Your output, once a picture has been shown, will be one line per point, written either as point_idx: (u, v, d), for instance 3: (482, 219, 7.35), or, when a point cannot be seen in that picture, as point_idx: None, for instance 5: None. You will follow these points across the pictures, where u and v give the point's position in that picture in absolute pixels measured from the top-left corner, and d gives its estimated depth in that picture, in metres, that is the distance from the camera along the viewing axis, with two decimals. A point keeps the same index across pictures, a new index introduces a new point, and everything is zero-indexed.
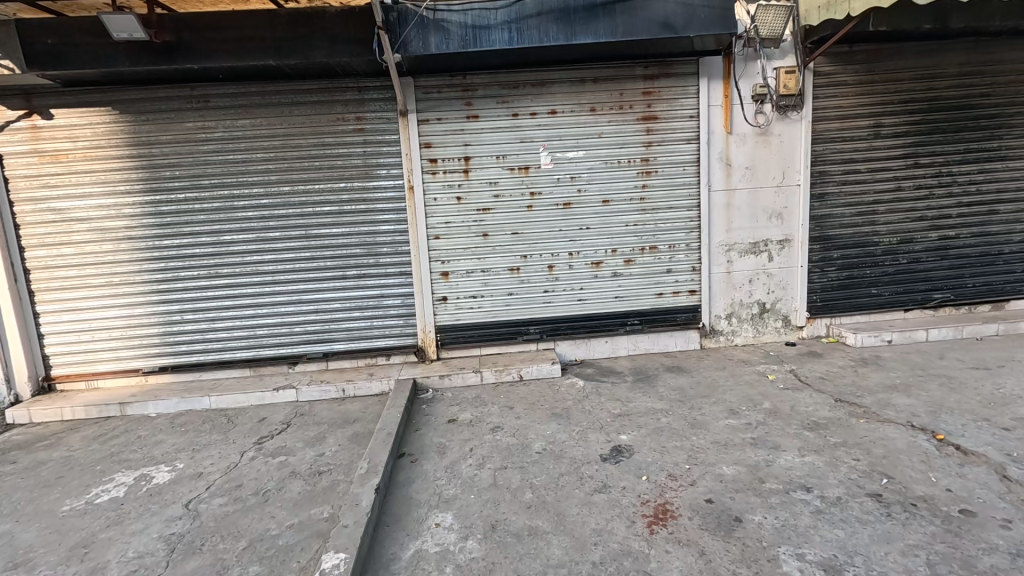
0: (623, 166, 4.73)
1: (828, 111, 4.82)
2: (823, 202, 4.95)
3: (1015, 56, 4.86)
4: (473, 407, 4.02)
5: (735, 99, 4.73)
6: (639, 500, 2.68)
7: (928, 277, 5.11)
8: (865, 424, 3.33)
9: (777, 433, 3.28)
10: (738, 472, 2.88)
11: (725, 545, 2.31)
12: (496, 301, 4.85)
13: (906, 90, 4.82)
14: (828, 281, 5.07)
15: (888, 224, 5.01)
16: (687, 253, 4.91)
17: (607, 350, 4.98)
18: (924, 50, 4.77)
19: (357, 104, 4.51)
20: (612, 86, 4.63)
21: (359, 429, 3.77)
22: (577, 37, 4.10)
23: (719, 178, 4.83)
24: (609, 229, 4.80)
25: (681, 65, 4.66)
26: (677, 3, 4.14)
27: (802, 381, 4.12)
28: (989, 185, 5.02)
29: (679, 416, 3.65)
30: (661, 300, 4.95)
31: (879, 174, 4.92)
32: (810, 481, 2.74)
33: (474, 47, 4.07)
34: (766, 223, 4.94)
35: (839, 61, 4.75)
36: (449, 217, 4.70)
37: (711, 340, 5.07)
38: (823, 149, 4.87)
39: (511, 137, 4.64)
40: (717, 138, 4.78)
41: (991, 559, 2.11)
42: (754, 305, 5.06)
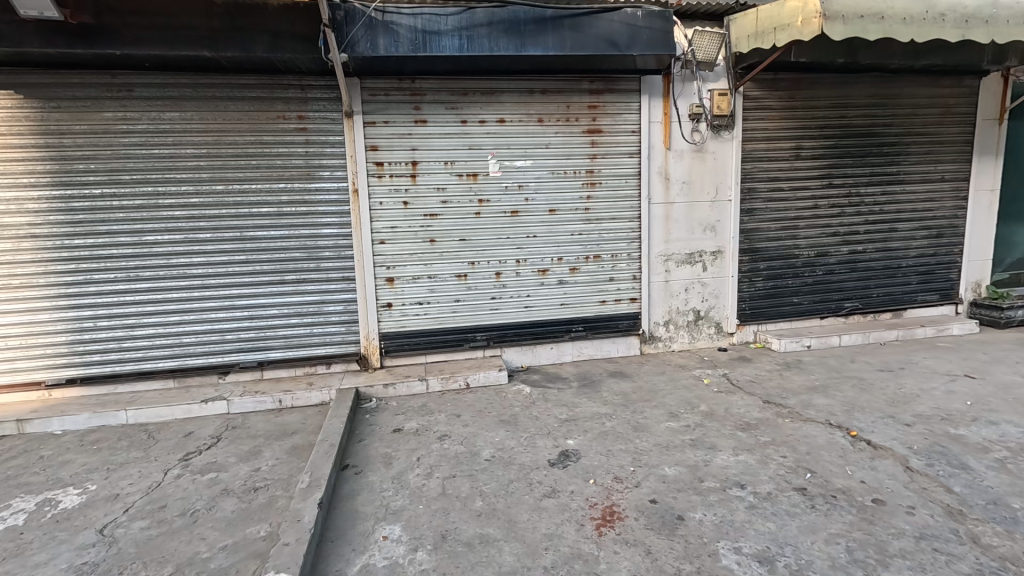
0: (569, 176, 4.85)
1: (755, 133, 5.19)
2: (751, 216, 5.31)
3: (911, 91, 5.46)
4: (419, 416, 3.94)
5: (674, 117, 4.99)
6: (587, 503, 2.74)
7: (841, 287, 5.60)
8: (790, 423, 3.58)
9: (713, 434, 3.46)
10: (679, 472, 3.01)
11: (669, 543, 2.40)
12: (443, 308, 4.80)
13: (822, 116, 5.28)
14: (755, 290, 5.43)
15: (807, 238, 5.45)
16: (629, 262, 5.09)
17: (552, 357, 5.05)
18: (838, 81, 5.26)
19: (299, 102, 4.34)
20: (559, 98, 4.75)
21: (298, 441, 3.59)
22: (526, 49, 4.18)
23: (658, 191, 5.07)
24: (555, 238, 4.90)
25: (625, 82, 4.85)
26: (621, 23, 4.32)
27: (734, 384, 4.38)
28: (891, 206, 5.59)
29: (622, 420, 3.76)
30: (604, 307, 5.10)
31: (800, 192, 5.36)
32: (744, 478, 2.91)
33: (424, 52, 4.06)
34: (701, 235, 5.23)
35: (765, 87, 5.13)
36: (395, 222, 4.61)
37: (650, 346, 5.27)
38: (752, 168, 5.23)
39: (459, 143, 4.63)
40: (657, 153, 5.01)
41: (900, 543, 2.34)
42: (689, 312, 5.33)
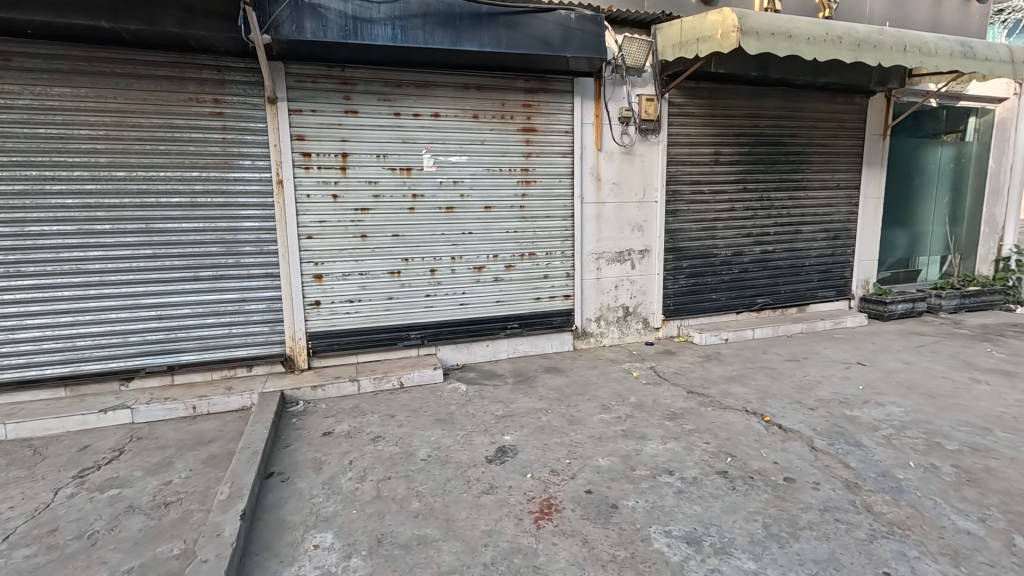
0: (504, 174, 4.87)
1: (679, 138, 5.47)
2: (675, 217, 5.60)
3: (813, 105, 6.00)
4: (351, 418, 3.78)
5: (605, 119, 5.15)
6: (525, 497, 2.76)
7: (754, 284, 6.05)
8: (712, 411, 3.82)
9: (643, 425, 3.61)
10: (613, 462, 3.11)
11: (605, 531, 2.47)
12: (375, 306, 4.64)
13: (738, 125, 5.67)
14: (679, 288, 5.74)
15: (725, 238, 5.83)
16: (563, 260, 5.19)
17: (488, 354, 5.05)
18: (751, 93, 5.67)
19: (215, 84, 4.01)
20: (495, 95, 4.75)
21: (215, 450, 3.32)
22: (462, 43, 4.14)
23: (590, 192, 5.21)
24: (490, 235, 4.89)
25: (559, 83, 4.94)
26: (556, 24, 4.40)
27: (661, 376, 4.60)
28: (796, 210, 6.12)
29: (557, 414, 3.83)
30: (539, 304, 5.17)
31: (718, 195, 5.72)
32: (671, 465, 3.06)
33: (355, 40, 3.89)
34: (630, 235, 5.44)
35: (688, 95, 5.42)
36: (324, 215, 4.40)
37: (583, 342, 5.41)
38: (676, 171, 5.52)
39: (392, 136, 4.50)
40: (589, 153, 5.15)
41: (809, 516, 2.55)
42: (619, 309, 5.52)
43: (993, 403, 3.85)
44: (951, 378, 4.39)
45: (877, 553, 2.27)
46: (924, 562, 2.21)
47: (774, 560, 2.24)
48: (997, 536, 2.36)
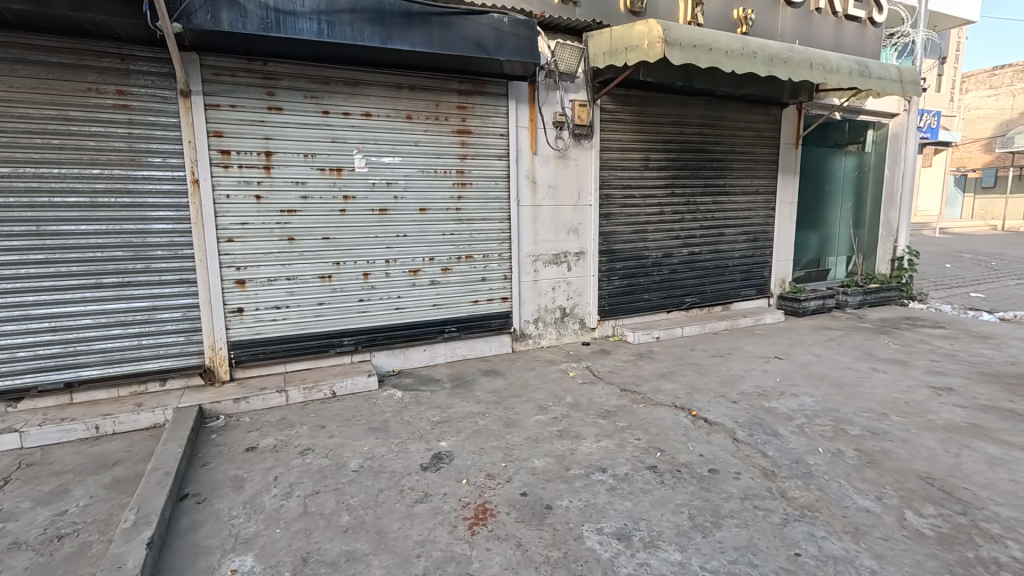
0: (439, 175, 4.80)
1: (611, 143, 5.64)
2: (609, 220, 5.76)
3: (734, 115, 6.37)
4: (278, 431, 3.59)
5: (539, 123, 5.21)
6: (459, 504, 2.72)
7: (683, 284, 6.34)
8: (643, 407, 3.96)
9: (578, 424, 3.67)
10: (548, 463, 3.13)
11: (539, 533, 2.48)
12: (304, 312, 4.43)
13: (666, 132, 5.92)
14: (613, 288, 5.91)
15: (655, 240, 6.06)
16: (500, 262, 5.20)
17: (425, 359, 4.97)
18: (678, 101, 5.93)
19: (118, 74, 3.69)
20: (428, 96, 4.68)
21: (121, 474, 3.04)
22: (393, 42, 4.04)
23: (526, 195, 5.25)
24: (426, 237, 4.81)
25: (493, 85, 4.95)
26: (488, 27, 4.41)
27: (596, 375, 4.71)
28: (720, 214, 6.47)
29: (494, 417, 3.83)
30: (476, 307, 5.14)
31: (649, 199, 5.95)
32: (604, 463, 3.13)
33: (277, 33, 3.70)
34: (565, 237, 5.53)
35: (618, 101, 5.60)
36: (246, 217, 4.15)
37: (522, 344, 5.44)
38: (608, 175, 5.67)
39: (320, 136, 4.32)
40: (524, 157, 5.19)
41: (730, 505, 2.69)
42: (556, 310, 5.60)
43: (889, 390, 4.24)
44: (855, 369, 4.79)
45: (790, 535, 2.43)
46: (830, 541, 2.38)
47: (698, 550, 2.34)
48: (892, 512, 2.59)
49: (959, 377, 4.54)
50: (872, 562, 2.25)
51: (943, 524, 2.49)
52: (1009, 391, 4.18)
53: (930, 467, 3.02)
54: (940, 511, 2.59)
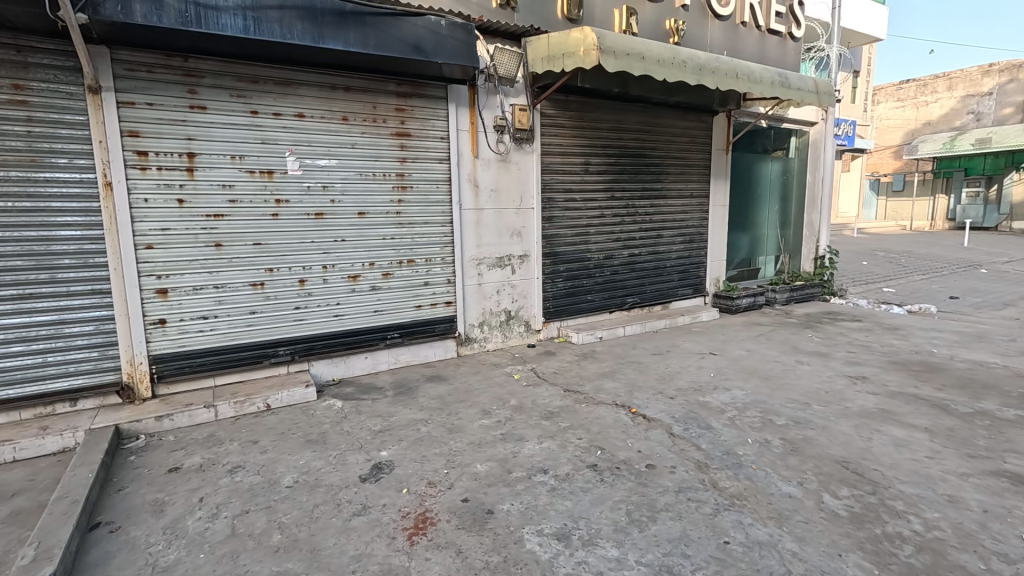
0: (378, 179, 4.70)
1: (551, 147, 5.72)
2: (551, 223, 5.84)
3: (668, 121, 6.62)
4: (205, 448, 3.38)
5: (480, 127, 5.22)
6: (399, 514, 2.66)
7: (624, 285, 6.52)
8: (585, 407, 4.03)
9: (521, 427, 3.69)
10: (491, 467, 3.13)
11: (480, 538, 2.47)
12: (235, 322, 4.21)
13: (605, 137, 6.07)
14: (557, 290, 5.99)
15: (597, 243, 6.20)
16: (443, 266, 5.15)
17: (367, 366, 4.84)
18: (615, 108, 6.10)
19: (13, 67, 3.37)
20: (365, 97, 4.58)
21: (21, 506, 2.77)
22: (325, 41, 3.93)
23: (468, 198, 5.24)
24: (365, 242, 4.70)
25: (432, 88, 4.90)
26: (425, 29, 4.39)
27: (541, 377, 4.76)
28: (658, 216, 6.71)
29: (437, 423, 3.78)
30: (420, 312, 5.07)
31: (589, 202, 6.07)
32: (546, 464, 3.16)
33: (198, 28, 3.51)
34: (508, 240, 5.55)
35: (558, 106, 5.69)
36: (167, 223, 3.90)
37: (467, 348, 5.41)
38: (550, 179, 5.75)
39: (249, 136, 4.13)
40: (466, 160, 5.17)
41: (666, 498, 2.78)
42: (501, 313, 5.61)
43: (811, 380, 4.53)
44: (781, 362, 5.08)
45: (720, 524, 2.53)
46: (756, 527, 2.51)
47: (635, 545, 2.40)
48: (811, 496, 2.76)
49: (872, 366, 4.91)
50: (794, 544, 2.38)
51: (855, 504, 2.68)
52: (914, 377, 4.57)
53: (845, 451, 3.25)
54: (853, 493, 2.79)
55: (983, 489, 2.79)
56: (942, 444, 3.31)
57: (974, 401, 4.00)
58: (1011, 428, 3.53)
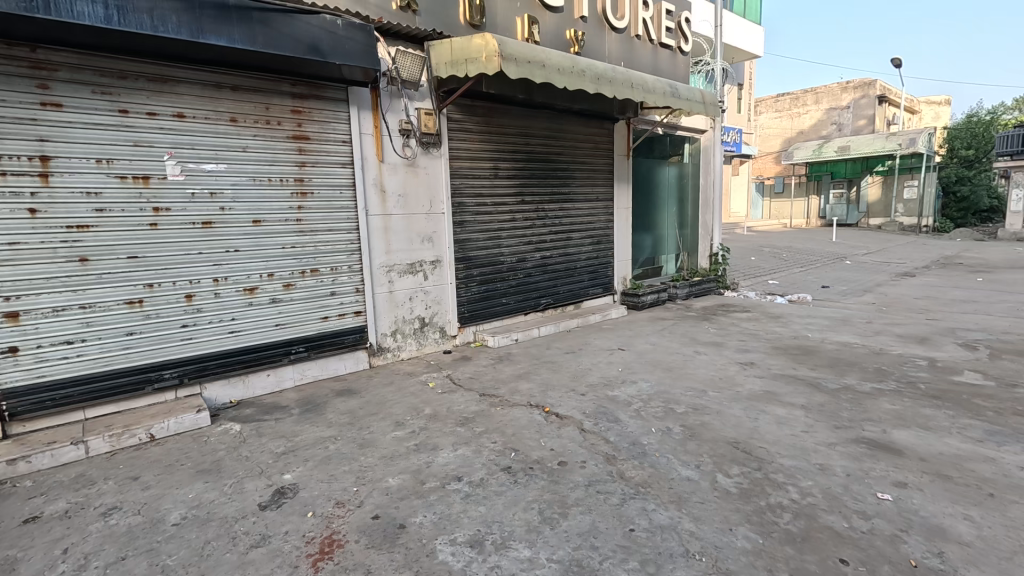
0: (274, 184, 4.43)
1: (459, 152, 5.71)
2: (462, 228, 5.82)
3: (573, 128, 6.87)
4: (72, 491, 2.98)
5: (385, 131, 5.09)
6: (303, 540, 2.50)
7: (537, 287, 6.66)
8: (500, 410, 4.05)
9: (436, 435, 3.63)
10: (403, 480, 3.04)
11: (389, 555, 2.39)
12: (107, 346, 3.76)
13: (512, 142, 6.17)
14: (471, 295, 5.98)
15: (509, 246, 6.28)
16: (350, 275, 4.95)
17: (269, 385, 4.52)
18: (521, 113, 6.22)
19: None
20: (256, 98, 4.30)
21: None
22: (205, 37, 3.63)
23: (375, 204, 5.08)
24: (262, 252, 4.40)
25: (331, 90, 4.71)
26: (320, 28, 4.21)
27: (456, 383, 4.71)
28: (567, 219, 6.93)
29: (347, 440, 3.61)
30: (327, 324, 4.84)
31: (500, 206, 6.13)
32: (460, 471, 3.13)
33: (46, 16, 3.09)
34: (419, 245, 5.46)
35: (464, 111, 5.70)
36: (16, 236, 3.40)
37: (379, 359, 5.24)
38: (459, 184, 5.74)
39: (118, 138, 3.71)
40: (370, 164, 5.02)
41: (576, 493, 2.86)
42: (414, 320, 5.50)
43: (708, 369, 4.89)
44: (682, 353, 5.44)
45: (626, 513, 2.65)
46: (659, 512, 2.65)
47: (547, 543, 2.44)
48: (707, 477, 2.97)
49: (759, 352, 5.41)
50: (691, 525, 2.54)
51: (744, 481, 2.93)
52: (793, 360, 5.09)
53: (736, 433, 3.53)
54: (742, 470, 3.04)
55: (847, 456, 3.15)
56: (815, 419, 3.71)
57: (840, 378, 4.54)
58: (869, 400, 4.04)
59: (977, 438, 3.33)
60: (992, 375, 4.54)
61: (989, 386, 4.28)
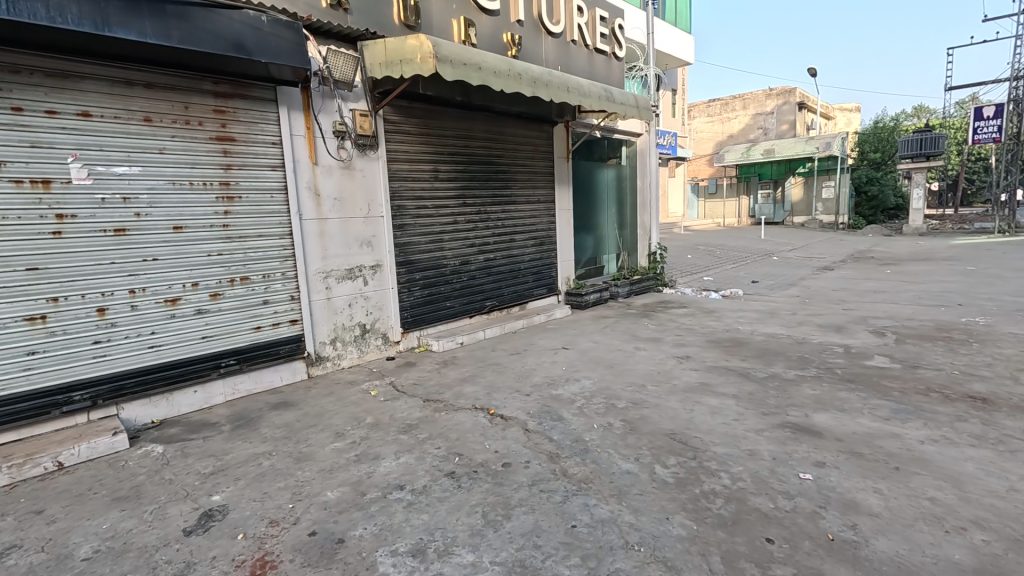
0: (196, 188, 4.17)
1: (397, 155, 5.61)
2: (403, 231, 5.72)
3: (513, 130, 6.92)
4: None
5: (317, 132, 4.92)
6: (233, 565, 2.36)
7: (481, 289, 6.65)
8: (444, 415, 4.00)
9: (377, 444, 3.54)
10: (342, 493, 2.94)
11: (327, 572, 2.30)
12: (4, 368, 3.40)
13: (452, 144, 6.13)
14: (414, 299, 5.88)
15: (452, 249, 6.23)
16: (284, 282, 4.74)
17: (197, 402, 4.25)
18: (460, 116, 6.19)
19: None
20: (173, 97, 4.03)
21: None
22: (111, 30, 3.36)
23: (309, 207, 4.89)
24: (185, 260, 4.13)
25: (258, 89, 4.50)
26: (243, 25, 4.01)
27: (399, 390, 4.62)
28: (509, 221, 6.97)
29: (283, 454, 3.45)
30: (260, 334, 4.61)
31: (441, 209, 6.08)
32: (403, 479, 3.06)
33: None
34: (358, 250, 5.31)
35: (401, 113, 5.61)
36: None
37: (318, 368, 5.05)
38: (398, 186, 5.63)
39: (12, 139, 3.38)
40: (303, 167, 4.83)
41: (519, 494, 2.87)
42: (355, 327, 5.34)
43: (647, 364, 5.06)
44: (623, 350, 5.59)
45: (568, 510, 2.69)
46: (600, 507, 2.70)
47: (490, 546, 2.43)
48: (645, 469, 3.06)
49: (694, 346, 5.65)
50: (630, 516, 2.61)
51: (680, 470, 3.04)
52: (725, 352, 5.36)
53: (673, 424, 3.66)
54: (678, 460, 3.15)
55: (772, 440, 3.35)
56: (745, 407, 3.92)
57: (767, 367, 4.82)
58: (792, 386, 4.31)
59: (885, 417, 3.63)
60: (897, 358, 4.97)
61: (895, 368, 4.68)
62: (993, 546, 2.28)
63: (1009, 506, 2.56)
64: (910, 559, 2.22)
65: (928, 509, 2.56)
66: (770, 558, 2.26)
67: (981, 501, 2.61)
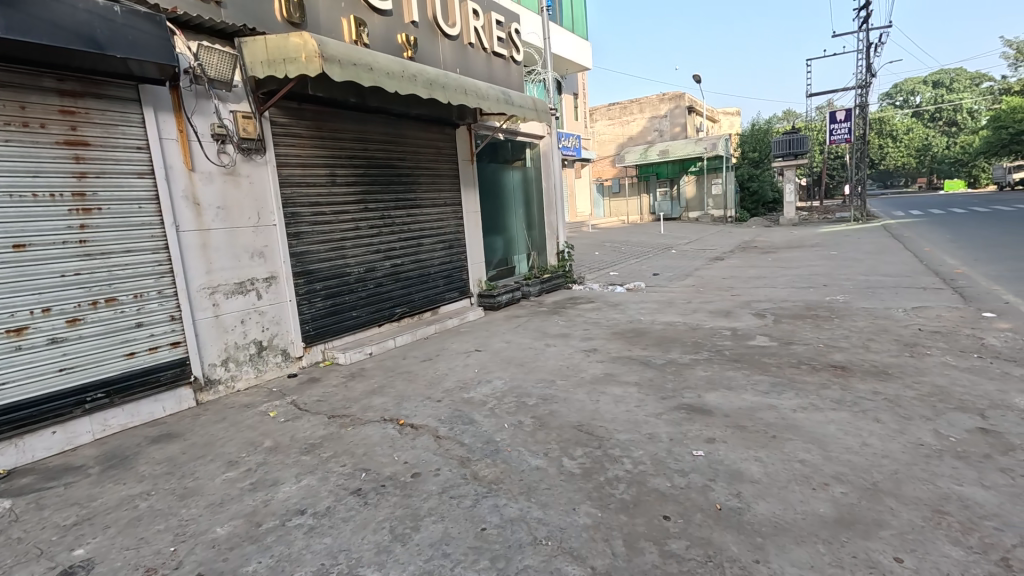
0: (43, 201, 3.65)
1: (288, 159, 5.30)
2: (299, 239, 5.40)
3: (413, 133, 6.79)
4: None
5: (192, 136, 4.50)
6: None
7: (389, 296, 6.46)
8: (350, 430, 3.83)
9: (276, 469, 3.30)
10: (234, 527, 2.70)
11: None
12: None
13: (348, 148, 5.90)
14: (316, 311, 5.58)
15: (355, 256, 5.98)
16: (161, 301, 4.27)
17: (58, 445, 3.70)
18: (355, 118, 5.97)
19: None
20: (5, 95, 3.49)
21: None
22: None
23: (187, 218, 4.46)
24: (32, 283, 3.59)
25: (117, 88, 4.02)
26: (91, 15, 3.56)
27: (302, 408, 4.35)
28: (416, 225, 6.84)
29: (164, 492, 3.11)
30: (134, 361, 4.12)
31: (342, 215, 5.82)
32: (304, 503, 2.88)
33: None
34: (248, 262, 4.93)
35: (289, 115, 5.30)
36: None
37: (208, 393, 4.61)
38: (290, 192, 5.31)
39: None
40: (177, 174, 4.40)
41: (429, 503, 2.80)
42: (250, 345, 4.96)
43: (556, 359, 5.19)
44: (534, 347, 5.69)
45: (478, 513, 2.67)
46: (509, 506, 2.71)
47: (396, 561, 2.35)
48: (553, 463, 3.12)
49: (600, 338, 5.90)
50: (539, 511, 2.65)
51: (586, 460, 3.14)
52: (628, 342, 5.65)
53: (579, 416, 3.78)
54: (584, 451, 3.26)
55: (669, 422, 3.56)
56: (645, 393, 4.14)
57: (665, 354, 5.14)
58: (687, 370, 4.63)
59: (765, 391, 4.01)
60: (775, 337, 5.52)
61: (773, 345, 5.19)
62: (849, 496, 2.59)
63: (862, 459, 2.93)
64: (784, 517, 2.45)
65: (799, 470, 2.85)
66: (666, 534, 2.39)
67: (841, 458, 2.95)
